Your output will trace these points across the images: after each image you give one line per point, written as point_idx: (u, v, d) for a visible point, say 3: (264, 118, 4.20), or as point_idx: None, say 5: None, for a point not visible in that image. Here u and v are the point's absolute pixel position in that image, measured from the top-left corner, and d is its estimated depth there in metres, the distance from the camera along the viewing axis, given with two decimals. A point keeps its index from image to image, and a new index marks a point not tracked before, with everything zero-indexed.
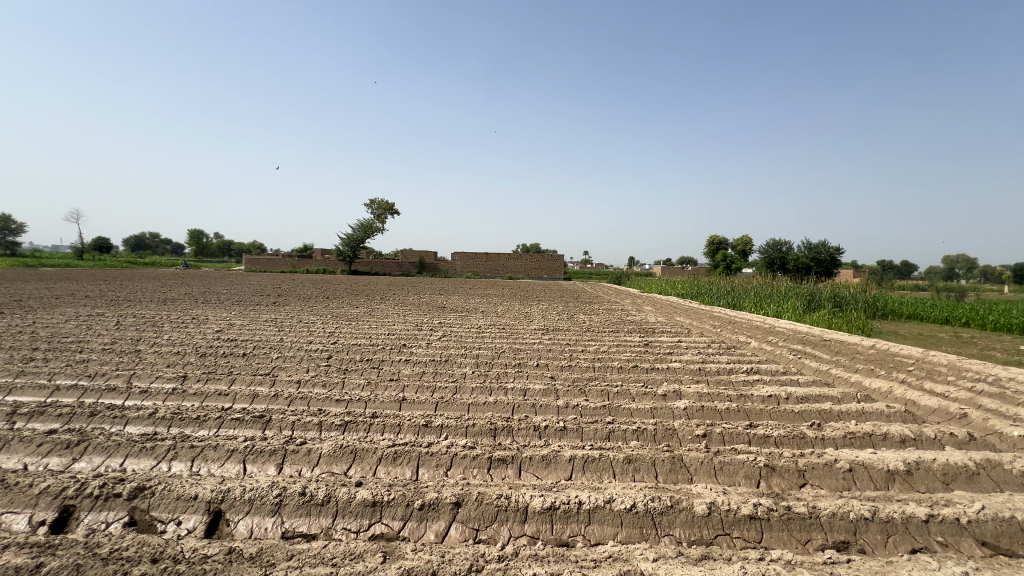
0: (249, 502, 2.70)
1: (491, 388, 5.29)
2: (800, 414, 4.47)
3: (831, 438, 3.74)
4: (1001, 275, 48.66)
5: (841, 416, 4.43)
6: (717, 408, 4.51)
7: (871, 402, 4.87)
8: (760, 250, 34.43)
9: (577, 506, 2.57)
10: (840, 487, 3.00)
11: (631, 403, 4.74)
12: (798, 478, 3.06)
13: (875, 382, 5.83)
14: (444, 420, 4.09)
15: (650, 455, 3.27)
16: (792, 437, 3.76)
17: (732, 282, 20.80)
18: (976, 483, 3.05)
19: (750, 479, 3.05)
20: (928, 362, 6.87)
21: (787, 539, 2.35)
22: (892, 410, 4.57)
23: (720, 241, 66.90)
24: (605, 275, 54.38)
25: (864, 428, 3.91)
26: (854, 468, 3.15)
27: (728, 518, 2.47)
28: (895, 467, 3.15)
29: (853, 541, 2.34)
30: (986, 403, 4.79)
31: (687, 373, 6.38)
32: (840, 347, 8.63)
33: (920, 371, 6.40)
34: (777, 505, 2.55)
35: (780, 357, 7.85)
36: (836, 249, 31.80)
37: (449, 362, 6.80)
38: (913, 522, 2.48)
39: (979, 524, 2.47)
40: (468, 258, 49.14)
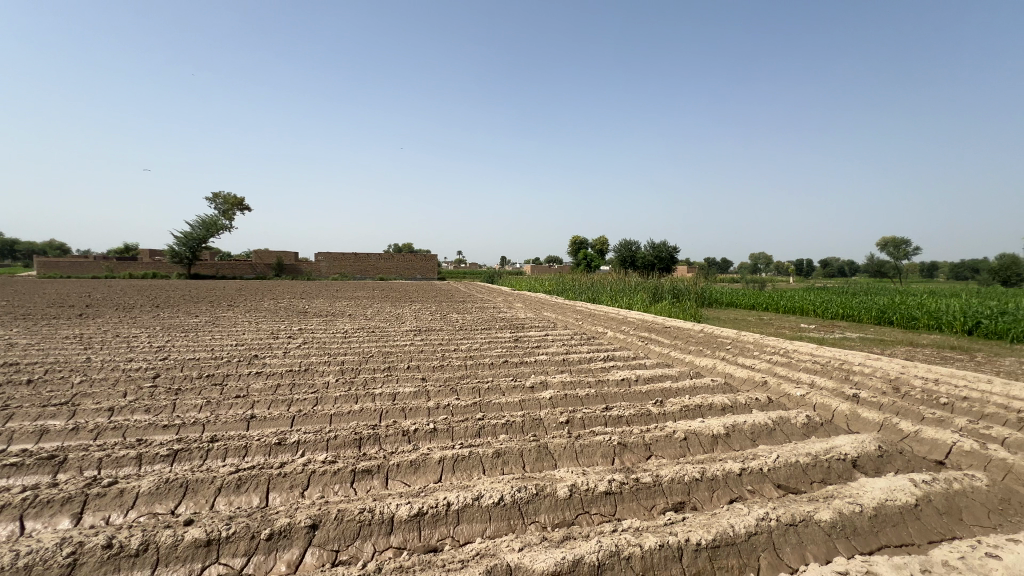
0: (26, 569, 2.12)
1: (358, 396, 4.98)
2: (646, 394, 5.03)
3: (670, 413, 4.26)
4: (788, 268, 61.14)
5: (677, 392, 5.09)
6: (578, 396, 4.85)
7: (700, 378, 5.69)
8: (615, 250, 38.24)
9: (445, 508, 2.52)
10: (677, 454, 3.42)
11: (501, 397, 4.85)
12: (645, 451, 3.42)
13: (703, 361, 6.84)
14: (301, 435, 3.71)
15: (518, 447, 3.37)
16: (640, 415, 4.21)
17: (591, 278, 22.72)
18: (773, 437, 3.74)
19: (607, 457, 3.32)
20: (740, 342, 8.29)
21: (636, 508, 2.60)
22: (716, 384, 5.40)
23: (582, 242, 72.46)
24: (480, 274, 55.35)
25: (695, 401, 4.54)
26: (687, 437, 3.63)
27: (586, 497, 2.64)
28: (717, 432, 3.70)
29: (687, 501, 2.68)
30: (779, 372, 5.94)
31: (552, 364, 6.75)
32: (677, 332, 9.97)
33: (735, 349, 7.71)
34: (628, 479, 2.81)
35: (631, 344, 8.78)
36: (674, 249, 36.74)
37: (309, 371, 6.23)
38: (730, 476, 2.93)
39: (775, 471, 3.02)
40: (334, 259, 45.91)
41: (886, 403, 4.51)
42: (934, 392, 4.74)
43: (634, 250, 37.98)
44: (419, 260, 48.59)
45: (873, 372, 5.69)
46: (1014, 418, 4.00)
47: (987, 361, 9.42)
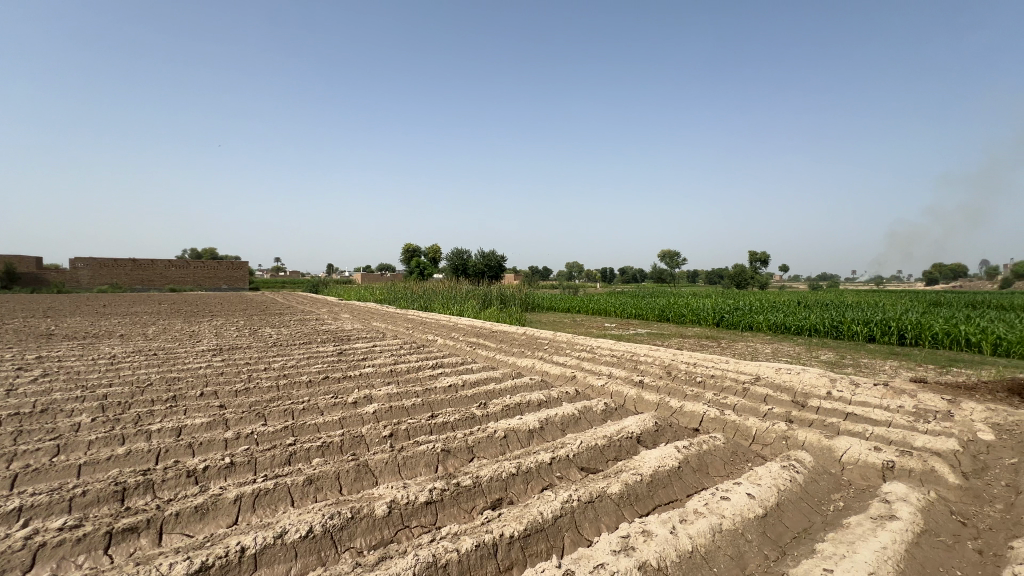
0: None
1: (125, 436, 3.99)
2: (471, 397, 5.18)
3: (492, 414, 4.46)
4: (595, 275, 70.35)
5: (501, 393, 5.38)
6: (404, 406, 4.73)
7: (521, 378, 6.11)
8: (447, 258, 38.78)
9: (238, 555, 2.17)
10: (497, 452, 3.59)
11: (319, 417, 4.44)
12: (467, 454, 3.50)
13: (524, 361, 7.38)
14: (27, 499, 2.78)
15: (334, 469, 3.11)
16: (464, 418, 4.31)
17: (423, 287, 22.62)
18: (578, 425, 4.22)
19: (430, 466, 3.30)
20: (556, 342, 9.20)
21: (457, 513, 2.63)
22: (534, 382, 5.87)
23: (414, 249, 71.72)
24: (301, 283, 50.27)
25: (515, 400, 4.84)
26: (507, 435, 3.84)
27: (407, 511, 2.57)
28: (533, 427, 4.01)
29: (504, 497, 2.82)
30: (586, 367, 6.76)
31: (379, 376, 6.47)
32: (503, 336, 10.58)
33: (552, 349, 8.51)
34: (448, 485, 2.82)
35: (460, 350, 8.99)
36: (502, 258, 38.94)
37: (49, 411, 4.76)
38: (542, 466, 3.19)
39: (579, 455, 3.40)
40: (99, 267, 36.42)
41: (662, 386, 5.48)
42: (693, 374, 5.96)
43: (465, 258, 39.09)
44: (224, 267, 41.88)
45: (654, 361, 6.90)
46: (740, 388, 5.27)
47: (727, 346, 12.29)
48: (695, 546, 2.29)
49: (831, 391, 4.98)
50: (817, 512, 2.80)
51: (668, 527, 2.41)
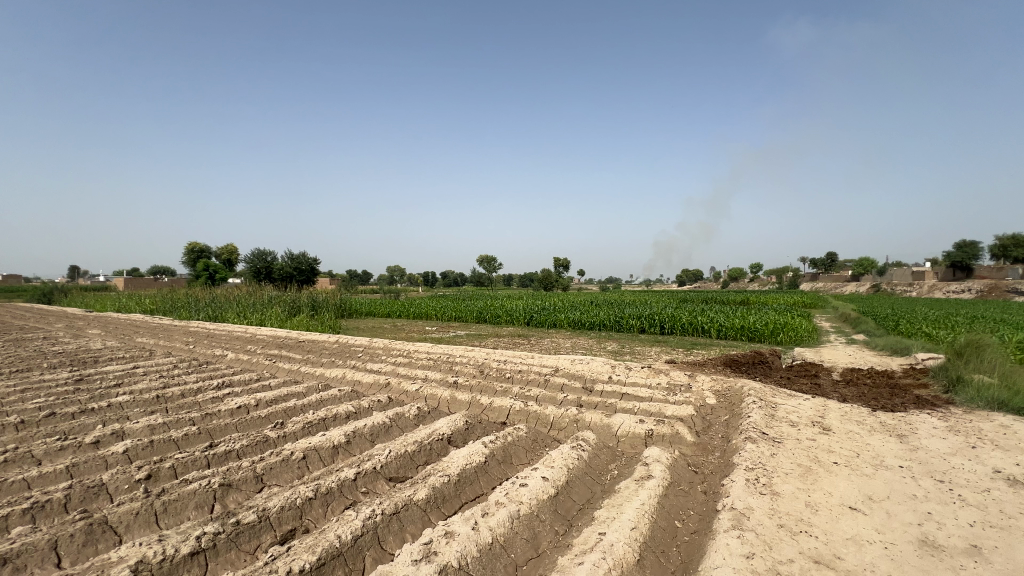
0: None
1: None
2: (266, 418, 4.53)
3: (291, 433, 3.97)
4: (417, 279, 69.90)
5: (303, 409, 4.84)
6: (172, 438, 3.86)
7: (328, 390, 5.61)
8: (245, 260, 33.61)
9: None
10: (293, 477, 3.20)
11: (32, 469, 3.29)
12: (255, 485, 3.02)
13: (334, 371, 6.82)
14: None
15: (50, 536, 2.32)
16: (254, 443, 3.73)
17: (211, 293, 19.14)
18: (389, 433, 4.06)
19: (203, 508, 2.74)
20: (372, 348, 8.77)
21: (234, 559, 2.23)
22: (343, 392, 5.45)
23: (201, 249, 60.33)
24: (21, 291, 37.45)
25: (319, 415, 4.41)
26: (307, 455, 3.45)
27: (163, 569, 2.07)
28: (338, 441, 3.70)
29: (299, 527, 2.52)
30: (401, 371, 6.61)
31: (138, 404, 5.17)
32: (311, 346, 9.63)
33: (365, 356, 8.08)
34: (224, 526, 2.38)
35: (256, 364, 7.84)
36: (314, 260, 35.63)
37: None
38: (345, 484, 2.95)
39: (387, 465, 3.27)
40: None
41: (474, 385, 5.68)
42: (503, 371, 6.33)
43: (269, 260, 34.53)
44: None
45: (469, 361, 7.13)
46: (542, 380, 5.80)
47: (535, 342, 13.54)
48: (495, 537, 2.40)
49: (611, 376, 5.87)
50: (596, 482, 3.24)
51: (470, 524, 2.46)
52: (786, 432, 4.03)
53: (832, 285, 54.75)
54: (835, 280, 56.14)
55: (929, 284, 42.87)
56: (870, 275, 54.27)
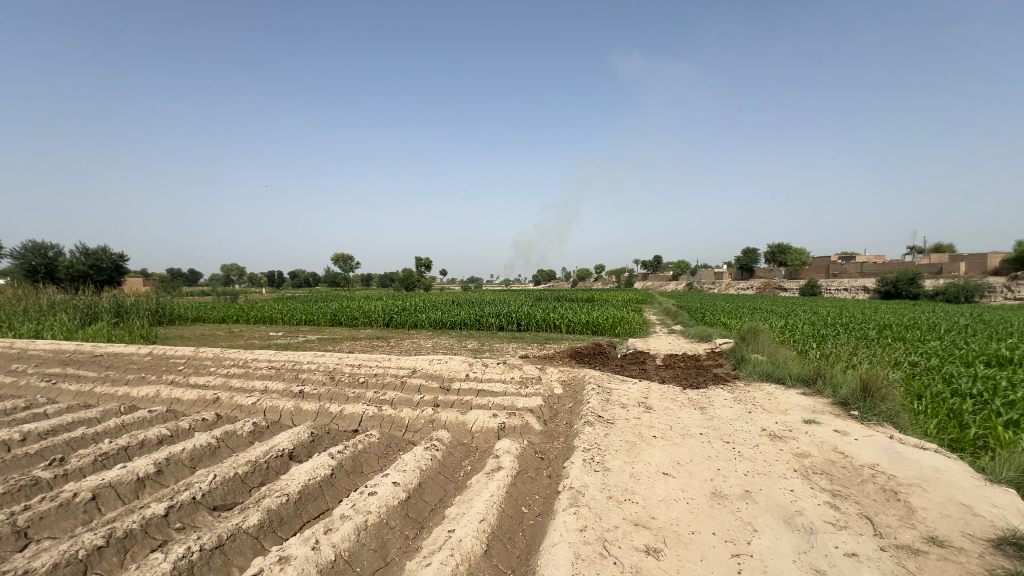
0: None
1: None
2: (38, 454, 3.57)
3: (75, 470, 3.20)
4: (259, 278, 62.27)
5: (95, 438, 3.93)
6: None
7: (135, 412, 4.67)
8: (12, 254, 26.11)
9: None
10: (78, 525, 2.59)
11: None
12: (17, 542, 2.36)
13: (144, 389, 5.70)
14: None
15: None
16: (16, 488, 2.91)
17: None
18: (215, 456, 3.54)
19: None
20: (198, 359, 7.55)
21: None
22: (155, 413, 4.59)
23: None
24: None
25: (119, 443, 3.63)
26: (98, 494, 2.82)
27: None
28: (145, 472, 3.10)
29: None
30: (235, 384, 5.82)
31: None
32: (113, 360, 7.90)
33: (189, 368, 6.92)
34: None
35: (27, 387, 6.15)
36: (121, 256, 29.37)
37: None
38: (153, 522, 2.48)
39: (211, 493, 2.84)
40: None
41: (323, 393, 5.26)
42: (356, 375, 5.98)
43: (51, 254, 27.38)
44: None
45: (318, 367, 6.59)
46: (398, 382, 5.64)
47: (396, 344, 13.14)
48: (338, 553, 2.25)
49: (468, 373, 5.97)
50: (449, 481, 3.26)
51: (310, 544, 2.26)
52: (618, 413, 4.57)
53: (659, 284, 63.81)
54: (660, 279, 65.63)
55: (726, 283, 52.65)
56: (686, 275, 64.57)
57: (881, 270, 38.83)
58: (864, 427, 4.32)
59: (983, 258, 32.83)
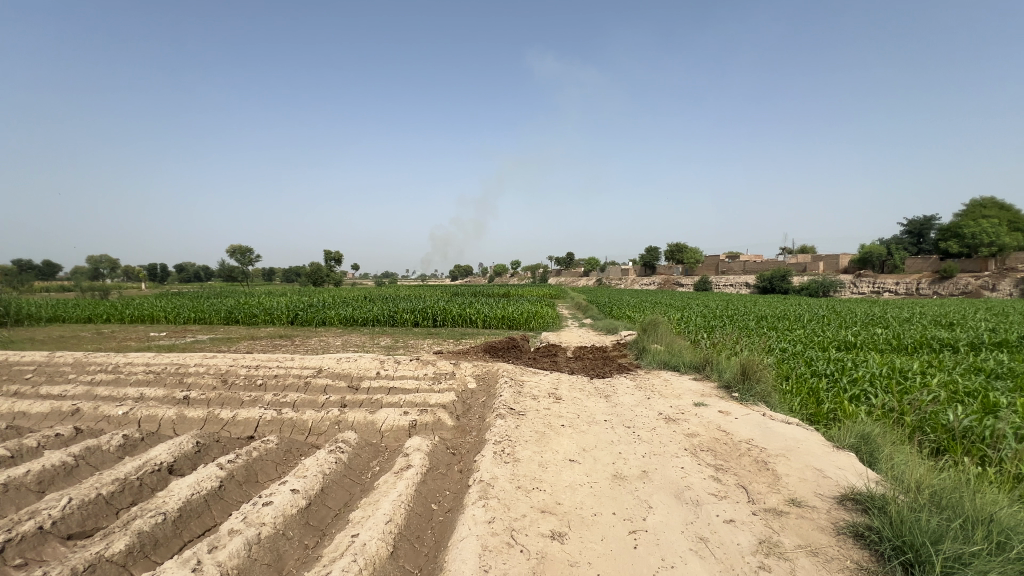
0: None
1: None
2: None
3: None
4: (136, 272, 54.81)
5: None
6: None
7: None
8: None
9: None
10: None
11: None
12: None
13: None
14: None
15: None
16: None
17: None
18: (72, 476, 3.05)
19: None
20: (52, 365, 6.45)
21: None
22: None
23: None
24: None
25: None
26: None
27: None
28: None
29: None
30: (101, 392, 5.06)
31: None
32: None
33: (40, 376, 5.89)
34: None
35: None
36: None
37: None
38: None
39: (65, 519, 2.44)
40: None
41: (212, 397, 4.76)
42: (253, 377, 5.49)
43: None
44: None
45: (208, 369, 5.95)
46: (301, 383, 5.28)
47: (301, 342, 12.29)
48: (224, 573, 2.04)
49: (378, 371, 5.76)
50: (354, 484, 3.13)
51: (189, 566, 2.03)
52: (528, 405, 4.68)
53: (571, 281, 66.40)
54: (573, 275, 68.44)
55: (632, 279, 56.32)
56: (596, 272, 67.97)
57: (760, 268, 43.85)
58: (743, 407, 4.86)
59: (837, 258, 38.43)
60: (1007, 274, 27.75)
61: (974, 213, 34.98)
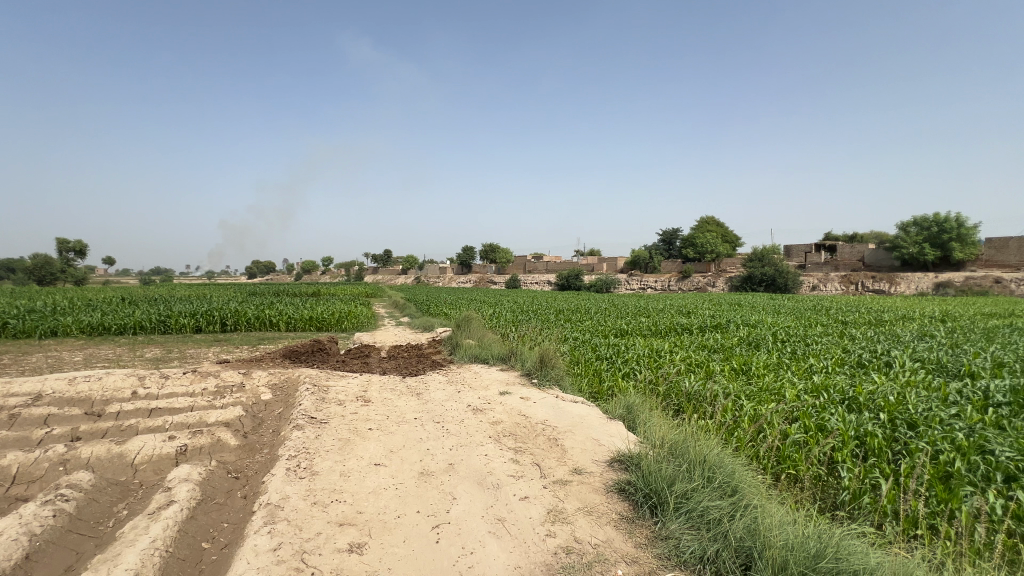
0: None
1: None
2: None
3: None
4: None
5: None
6: None
7: None
8: None
9: None
10: None
11: None
12: None
13: None
14: None
15: None
16: None
17: None
18: None
19: None
20: None
21: None
22: None
23: None
24: None
25: None
26: None
27: None
28: None
29: None
30: None
31: None
32: None
33: None
34: None
35: None
36: None
37: None
38: None
39: None
40: None
41: None
42: None
43: None
44: None
45: None
46: (4, 417, 3.88)
47: (11, 361, 9.07)
48: None
49: (135, 390, 4.62)
50: (86, 540, 2.44)
51: None
52: (333, 411, 4.34)
53: (389, 279, 64.53)
54: (391, 273, 66.68)
55: (449, 278, 57.66)
56: (414, 269, 67.57)
57: (559, 268, 49.64)
58: (540, 391, 5.40)
59: (616, 261, 46.07)
60: (721, 274, 37.30)
61: (703, 228, 45.96)
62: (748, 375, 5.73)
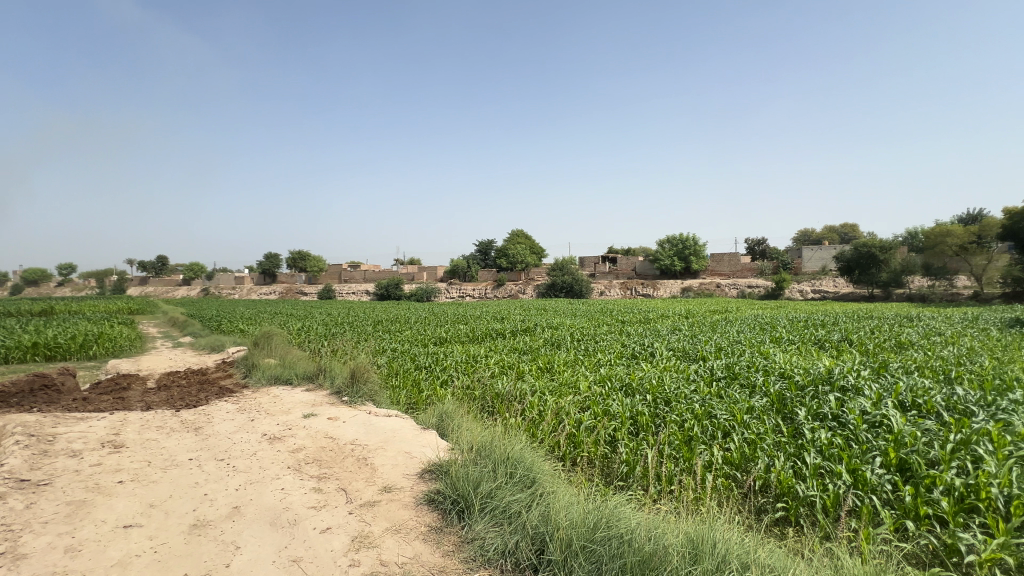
0: None
1: None
2: None
3: None
4: None
5: None
6: None
7: None
8: None
9: None
10: None
11: None
12: None
13: None
14: None
15: None
16: None
17: None
18: None
19: None
20: None
21: None
22: None
23: None
24: None
25: None
26: None
27: None
28: None
29: None
30: None
31: None
32: None
33: None
34: None
35: None
36: None
37: None
38: None
39: None
40: None
41: None
42: None
43: None
44: None
45: None
46: None
47: None
48: None
49: None
50: None
51: None
52: (59, 468, 3.32)
53: (162, 292, 52.77)
54: (166, 285, 54.67)
55: (248, 289, 50.12)
56: (199, 279, 56.75)
57: (378, 277, 47.83)
58: (351, 409, 5.06)
59: (436, 270, 46.57)
60: (531, 283, 40.90)
61: (514, 240, 49.83)
62: (551, 372, 6.40)
